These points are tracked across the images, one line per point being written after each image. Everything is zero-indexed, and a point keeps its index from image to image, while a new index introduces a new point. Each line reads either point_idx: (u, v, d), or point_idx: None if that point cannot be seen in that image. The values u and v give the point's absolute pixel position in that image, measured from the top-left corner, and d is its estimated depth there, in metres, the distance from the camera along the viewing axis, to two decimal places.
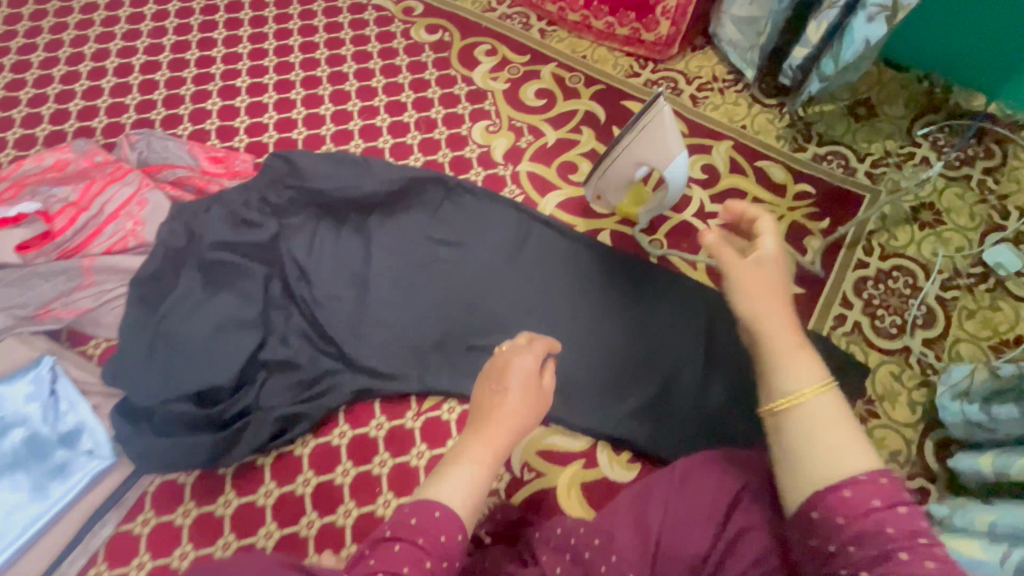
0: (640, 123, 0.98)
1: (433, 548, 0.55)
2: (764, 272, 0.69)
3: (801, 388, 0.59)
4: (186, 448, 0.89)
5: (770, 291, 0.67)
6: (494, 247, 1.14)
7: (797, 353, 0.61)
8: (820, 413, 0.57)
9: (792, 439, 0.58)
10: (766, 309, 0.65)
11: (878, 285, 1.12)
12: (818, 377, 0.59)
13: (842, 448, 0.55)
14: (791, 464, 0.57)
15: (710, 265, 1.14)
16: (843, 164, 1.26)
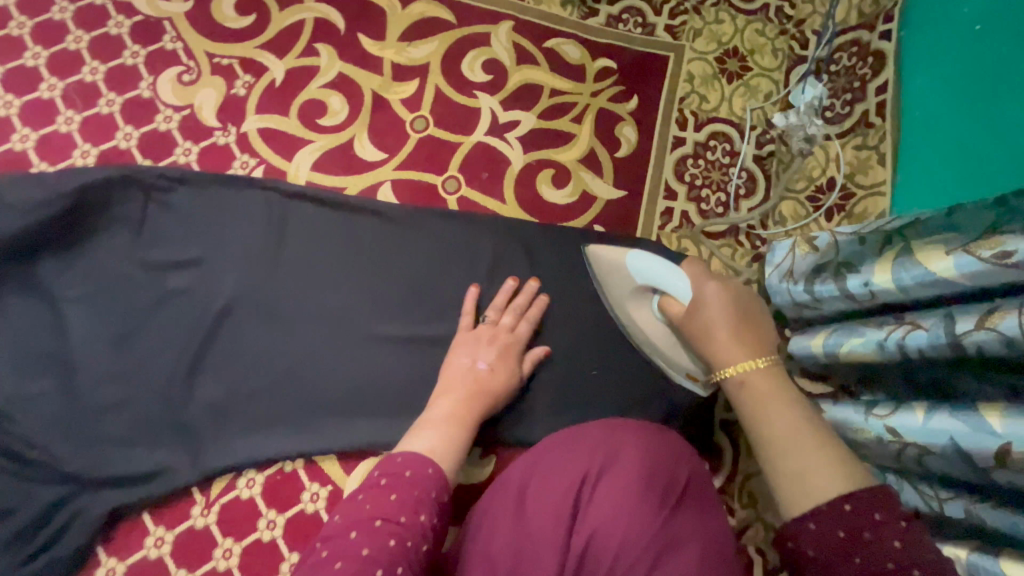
0: (602, 278, 0.83)
1: (397, 479, 0.59)
2: (733, 301, 0.68)
3: (746, 365, 0.64)
4: None
5: (745, 324, 0.67)
6: (242, 254, 0.85)
7: (763, 377, 0.63)
8: (781, 415, 0.59)
9: (759, 424, 0.60)
10: (732, 343, 0.66)
11: (698, 161, 1.01)
12: (761, 351, 0.65)
13: (814, 441, 0.56)
14: (787, 458, 0.56)
15: (520, 193, 0.95)
16: (642, 21, 1.06)
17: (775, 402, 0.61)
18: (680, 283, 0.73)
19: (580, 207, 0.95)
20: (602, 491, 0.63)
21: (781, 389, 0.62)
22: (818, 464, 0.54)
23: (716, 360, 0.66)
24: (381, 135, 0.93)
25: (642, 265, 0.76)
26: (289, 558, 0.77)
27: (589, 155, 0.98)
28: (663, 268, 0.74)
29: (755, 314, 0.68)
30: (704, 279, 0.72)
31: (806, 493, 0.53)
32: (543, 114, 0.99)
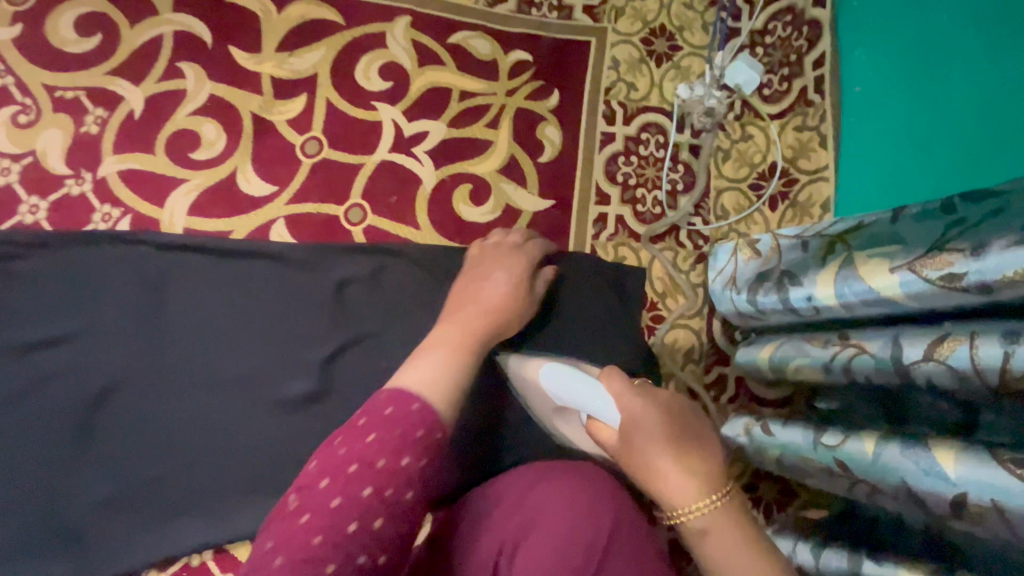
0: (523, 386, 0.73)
1: (421, 415, 0.51)
2: (669, 426, 0.54)
3: (692, 508, 0.50)
4: None
5: (685, 449, 0.53)
6: (112, 323, 0.73)
7: (722, 518, 0.50)
8: (738, 549, 0.48)
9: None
10: (679, 481, 0.51)
11: (630, 158, 0.92)
12: (708, 481, 0.51)
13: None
14: None
15: (434, 215, 0.84)
16: (558, 4, 0.95)
17: (721, 527, 0.49)
18: (605, 404, 0.59)
19: (503, 224, 0.86)
20: (522, 561, 0.50)
21: (724, 516, 0.50)
22: None
23: (666, 502, 0.52)
24: (268, 165, 0.81)
25: (557, 379, 0.65)
26: None
27: (509, 163, 0.88)
28: (580, 380, 0.62)
29: (695, 432, 0.54)
30: (628, 397, 0.56)
31: None
32: (454, 122, 0.88)
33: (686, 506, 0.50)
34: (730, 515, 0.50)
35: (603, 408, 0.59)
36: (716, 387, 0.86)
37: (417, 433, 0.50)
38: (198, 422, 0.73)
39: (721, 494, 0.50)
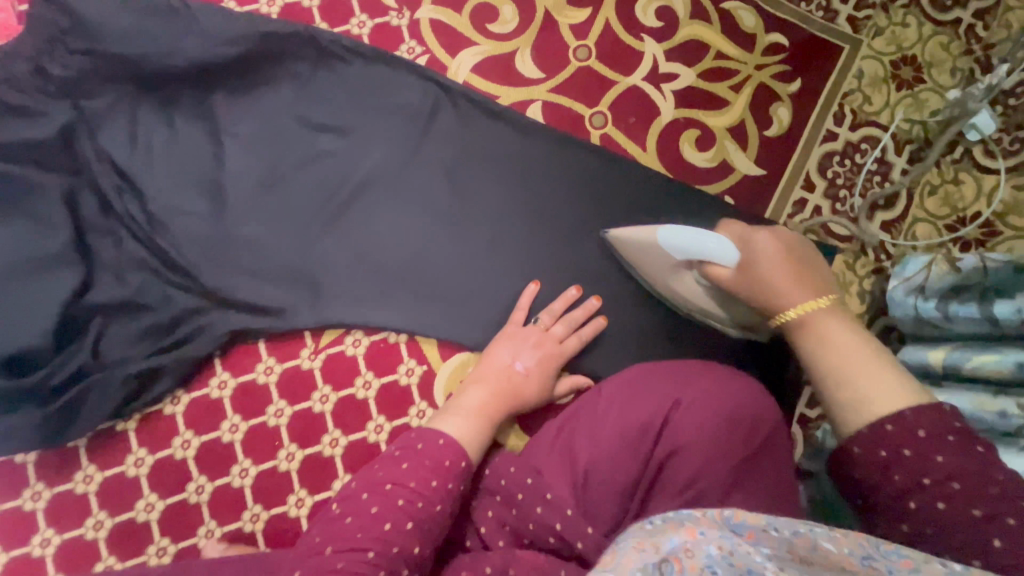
0: (631, 260, 0.86)
1: (412, 455, 0.63)
2: (781, 256, 0.67)
3: (808, 307, 0.60)
4: (10, 428, 0.70)
5: (799, 272, 0.65)
6: (392, 135, 0.88)
7: (825, 318, 0.59)
8: (838, 329, 0.58)
9: (816, 362, 0.57)
10: (795, 287, 0.63)
11: (844, 160, 0.98)
12: (821, 295, 0.61)
13: (867, 365, 0.54)
14: (841, 384, 0.54)
15: (662, 145, 0.94)
16: (825, 5, 1.02)
17: (809, 338, 0.59)
18: (715, 241, 0.73)
19: (716, 174, 0.94)
20: (688, 417, 0.65)
21: (816, 311, 0.60)
22: (880, 391, 0.52)
23: (776, 300, 0.63)
24: (544, 54, 0.94)
25: (675, 236, 0.77)
26: (376, 420, 0.82)
27: (738, 125, 0.96)
28: (698, 231, 0.75)
29: (812, 265, 0.67)
30: (754, 229, 0.71)
31: (861, 410, 0.52)
32: (702, 74, 0.97)
33: (792, 305, 0.62)
34: (840, 329, 0.58)
35: (719, 247, 0.73)
36: None
37: (446, 459, 0.63)
38: (426, 236, 0.86)
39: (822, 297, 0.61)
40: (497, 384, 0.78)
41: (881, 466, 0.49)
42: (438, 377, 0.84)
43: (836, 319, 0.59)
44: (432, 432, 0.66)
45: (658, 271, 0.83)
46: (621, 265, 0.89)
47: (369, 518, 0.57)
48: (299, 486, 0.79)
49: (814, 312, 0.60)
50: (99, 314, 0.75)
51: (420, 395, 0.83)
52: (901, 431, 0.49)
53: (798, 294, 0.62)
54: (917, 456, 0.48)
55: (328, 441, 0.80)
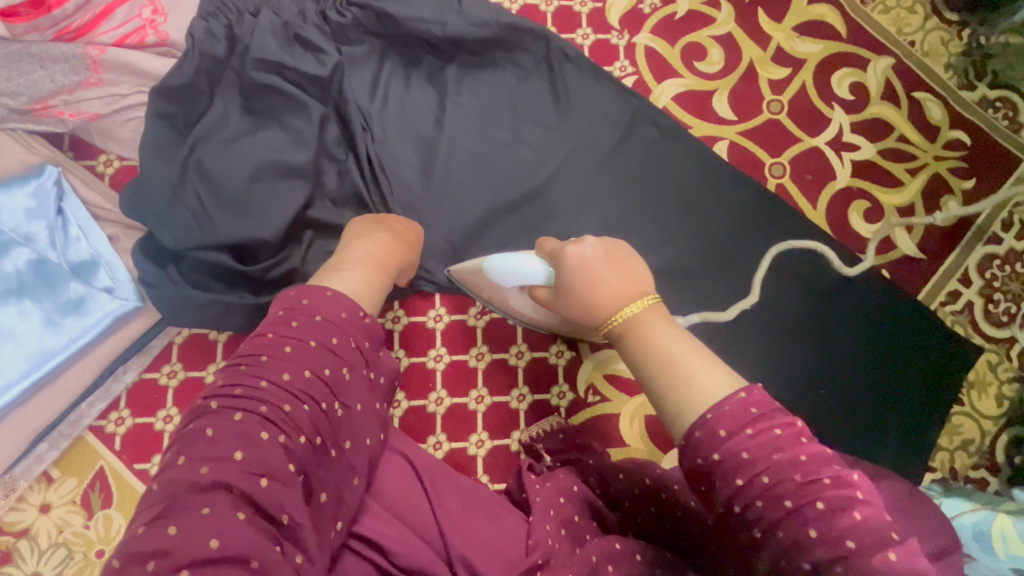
0: (478, 290, 0.83)
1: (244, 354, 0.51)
2: (596, 261, 0.62)
3: (626, 307, 0.56)
4: (223, 307, 0.77)
5: (620, 264, 0.61)
6: (587, 136, 0.95)
7: (644, 320, 0.55)
8: (660, 333, 0.54)
9: (642, 366, 0.53)
10: (610, 288, 0.58)
11: (1005, 266, 0.99)
12: (645, 293, 0.57)
13: (690, 358, 0.50)
14: (672, 381, 0.50)
15: (832, 207, 0.98)
16: (1011, 115, 1.05)
17: (629, 344, 0.55)
18: (528, 260, 0.70)
19: (878, 247, 0.98)
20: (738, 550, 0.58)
21: (631, 319, 0.56)
22: (701, 379, 0.48)
23: (599, 310, 0.58)
24: (740, 99, 1.00)
25: (495, 263, 0.74)
26: (520, 388, 0.87)
27: (908, 207, 1.00)
28: (516, 254, 0.72)
29: (629, 263, 0.62)
30: (563, 242, 0.66)
31: (687, 409, 0.48)
32: (882, 151, 1.01)
33: (612, 314, 0.57)
34: (666, 328, 0.54)
35: (531, 271, 0.69)
36: (974, 484, 0.91)
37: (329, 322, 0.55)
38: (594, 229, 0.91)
39: (645, 298, 0.57)
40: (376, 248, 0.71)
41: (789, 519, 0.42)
42: (583, 365, 0.88)
43: (647, 317, 0.55)
44: (350, 302, 0.57)
45: (501, 293, 0.79)
46: (758, 304, 0.93)
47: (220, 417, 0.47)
48: (440, 430, 0.85)
49: (637, 311, 0.56)
50: (313, 228, 0.84)
51: (563, 377, 0.87)
52: (796, 461, 0.43)
53: (620, 293, 0.58)
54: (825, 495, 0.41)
55: (474, 396, 0.86)
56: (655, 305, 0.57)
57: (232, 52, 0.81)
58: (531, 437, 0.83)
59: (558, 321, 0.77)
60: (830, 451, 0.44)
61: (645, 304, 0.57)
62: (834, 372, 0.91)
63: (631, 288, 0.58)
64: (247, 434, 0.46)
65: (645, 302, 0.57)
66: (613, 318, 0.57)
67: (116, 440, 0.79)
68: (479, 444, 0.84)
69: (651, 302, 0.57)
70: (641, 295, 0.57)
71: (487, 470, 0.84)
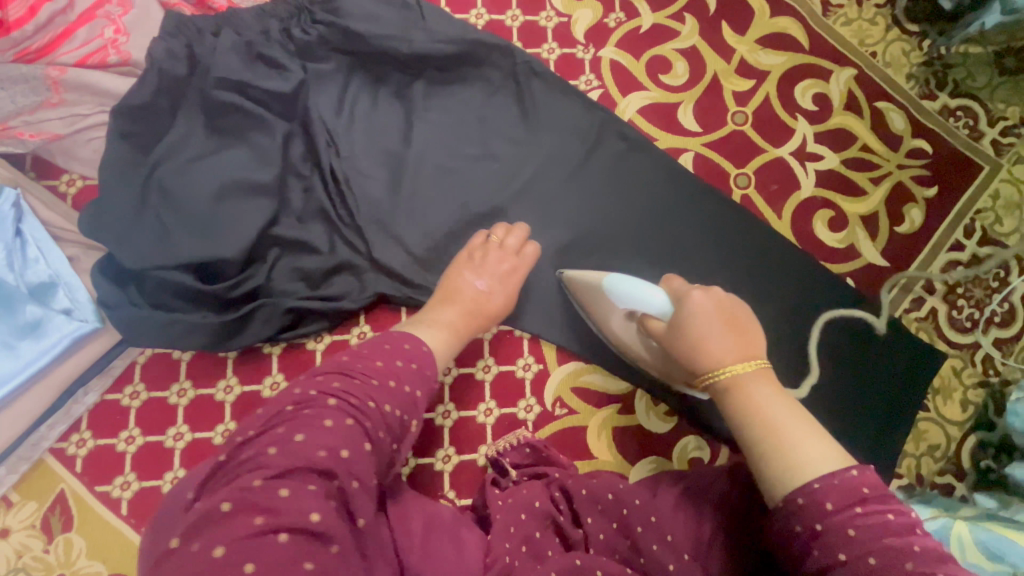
0: (581, 303, 0.86)
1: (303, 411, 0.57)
2: (715, 316, 0.69)
3: (739, 368, 0.66)
4: (185, 328, 0.76)
5: (739, 328, 0.69)
6: (555, 150, 0.96)
7: (770, 389, 0.65)
8: (766, 400, 0.63)
9: (749, 426, 0.63)
10: (733, 353, 0.67)
11: (968, 272, 1.00)
12: (755, 360, 0.66)
13: (795, 428, 0.61)
14: (773, 443, 0.60)
15: (797, 217, 0.99)
16: (971, 124, 1.06)
17: (740, 403, 0.64)
18: (659, 296, 0.74)
19: (843, 256, 0.99)
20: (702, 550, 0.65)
21: (736, 382, 0.65)
22: (814, 454, 0.58)
23: (715, 370, 0.67)
24: (705, 111, 1.02)
25: (618, 285, 0.76)
26: (488, 403, 0.87)
27: (872, 215, 1.01)
28: (642, 281, 0.75)
29: (746, 322, 0.70)
30: (689, 286, 0.73)
31: (786, 465, 0.58)
32: (846, 161, 1.03)
33: (716, 369, 0.67)
34: (766, 395, 0.64)
35: (649, 301, 0.74)
36: (940, 490, 0.92)
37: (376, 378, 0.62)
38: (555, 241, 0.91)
39: (756, 364, 0.66)
40: (464, 308, 0.81)
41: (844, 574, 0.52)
42: (551, 378, 0.88)
43: (763, 381, 0.65)
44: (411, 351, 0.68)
45: (603, 313, 0.82)
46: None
47: (311, 420, 0.55)
48: None
49: (742, 375, 0.65)
50: (278, 244, 0.84)
51: (531, 390, 0.87)
52: (868, 532, 0.52)
53: (734, 354, 0.67)
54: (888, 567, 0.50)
55: (441, 411, 0.86)
56: (764, 371, 0.66)
57: (194, 72, 0.82)
58: (497, 452, 0.83)
59: (621, 346, 0.84)
60: (920, 539, 0.51)
61: (761, 372, 0.66)
62: (786, 374, 0.92)
63: (753, 353, 0.67)
64: (342, 439, 0.54)
65: (755, 366, 0.66)
66: (721, 373, 0.66)
67: (77, 463, 0.78)
68: (446, 459, 0.84)
69: (761, 367, 0.66)
70: (761, 361, 0.66)
71: (454, 485, 0.83)
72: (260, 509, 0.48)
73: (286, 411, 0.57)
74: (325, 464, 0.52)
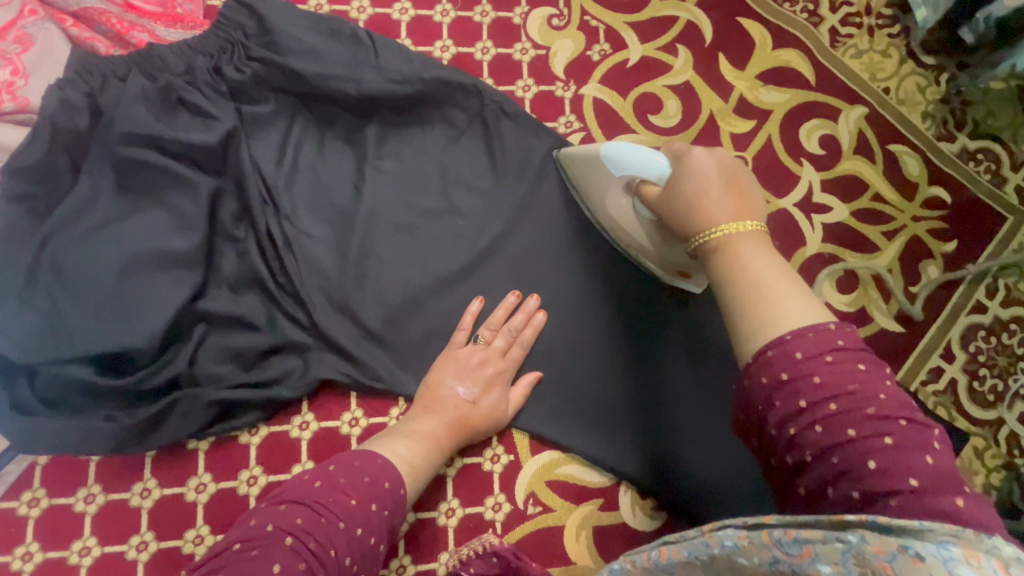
0: (578, 178, 0.80)
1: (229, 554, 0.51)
2: (713, 175, 0.56)
3: (731, 224, 0.52)
4: (84, 432, 0.65)
5: (739, 190, 0.55)
6: (528, 202, 0.84)
7: (761, 247, 0.51)
8: (755, 258, 0.50)
9: (723, 282, 0.51)
10: (725, 208, 0.53)
11: (990, 338, 0.90)
12: (751, 221, 0.52)
13: (781, 286, 0.48)
14: (755, 298, 0.48)
15: (801, 277, 0.89)
16: (993, 169, 0.96)
17: (723, 257, 0.51)
18: (657, 157, 0.64)
19: (852, 321, 0.88)
20: None
21: (724, 238, 0.52)
22: (793, 315, 0.46)
23: (698, 224, 0.54)
24: None
25: (615, 151, 0.69)
26: (450, 501, 0.76)
27: (885, 274, 0.91)
28: (636, 146, 0.67)
29: (749, 185, 0.56)
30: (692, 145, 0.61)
31: (759, 320, 0.47)
32: (856, 212, 0.92)
33: (708, 228, 0.53)
34: (755, 250, 0.51)
35: (648, 160, 0.65)
36: None
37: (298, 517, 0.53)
38: (529, 310, 0.79)
39: (755, 223, 0.52)
40: (450, 421, 0.72)
41: (807, 423, 0.43)
42: (522, 472, 0.77)
43: (758, 237, 0.52)
44: (372, 467, 0.61)
45: (600, 192, 0.76)
46: (712, 398, 0.77)
47: (256, 564, 0.48)
48: None
49: (732, 230, 0.52)
50: (203, 321, 0.72)
51: (500, 486, 0.77)
52: (834, 377, 0.43)
53: (732, 209, 0.53)
54: (849, 412, 0.42)
55: None
56: (761, 233, 0.52)
57: (101, 124, 0.70)
58: (460, 562, 0.71)
59: (619, 223, 0.77)
60: (887, 387, 0.43)
61: (755, 231, 0.52)
62: None
63: (754, 212, 0.53)
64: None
65: (750, 224, 0.52)
66: (709, 231, 0.53)
67: None
68: (400, 570, 0.73)
69: (757, 225, 0.52)
70: (761, 220, 0.52)
71: None
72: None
73: (234, 548, 0.51)
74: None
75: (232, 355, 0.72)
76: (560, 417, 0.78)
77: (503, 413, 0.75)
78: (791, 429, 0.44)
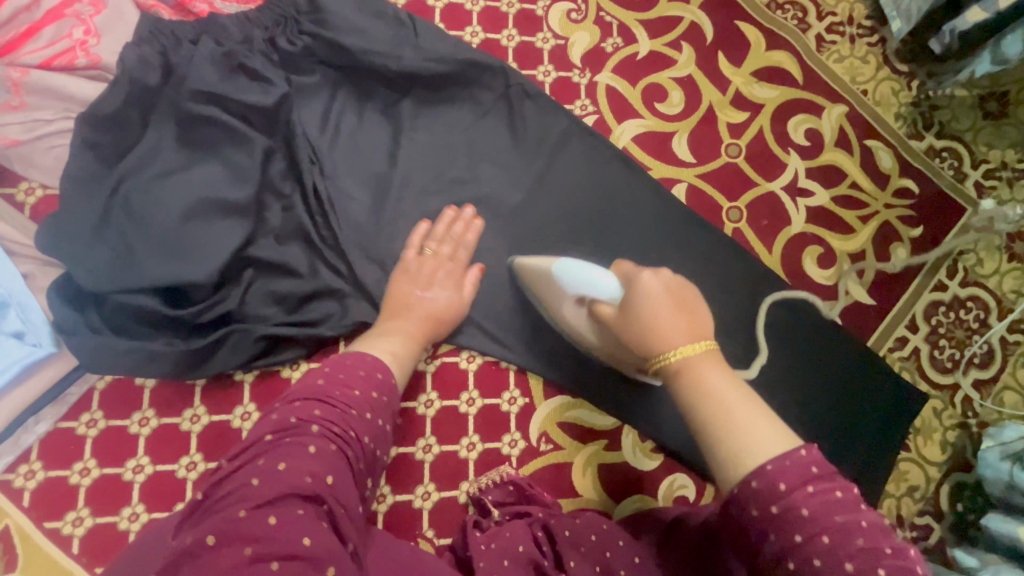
0: (532, 288, 0.83)
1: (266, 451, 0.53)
2: (662, 303, 0.63)
3: (687, 347, 0.59)
4: (147, 356, 0.71)
5: (687, 308, 0.63)
6: (546, 175, 0.93)
7: (717, 365, 0.59)
8: (716, 382, 0.57)
9: (692, 407, 0.57)
10: (679, 330, 0.61)
11: (949, 313, 1.01)
12: (707, 339, 0.60)
13: (742, 411, 0.55)
14: (721, 424, 0.55)
15: (787, 252, 0.99)
16: (955, 166, 1.08)
17: (684, 391, 0.58)
18: (606, 281, 0.70)
19: (831, 293, 0.99)
20: None
21: (683, 363, 0.59)
22: (756, 438, 0.53)
23: (659, 346, 0.61)
24: (699, 143, 1.01)
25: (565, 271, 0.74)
26: (471, 437, 0.83)
27: (860, 253, 1.02)
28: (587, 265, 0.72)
29: (695, 304, 0.64)
30: (639, 270, 0.68)
31: (731, 451, 0.53)
32: (836, 198, 1.03)
33: (667, 351, 0.60)
34: (714, 382, 0.57)
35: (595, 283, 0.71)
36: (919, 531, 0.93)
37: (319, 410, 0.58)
38: None
39: (706, 347, 0.60)
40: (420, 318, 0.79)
41: (807, 556, 0.47)
42: (536, 413, 0.85)
43: (711, 363, 0.59)
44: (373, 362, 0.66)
45: (553, 302, 0.80)
46: None
47: (293, 447, 0.53)
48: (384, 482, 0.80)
49: (691, 364, 0.59)
50: (253, 265, 0.80)
51: (516, 425, 0.85)
52: (816, 498, 0.48)
53: (686, 333, 0.60)
54: (817, 515, 0.48)
55: (421, 445, 0.82)
56: (715, 355, 0.60)
57: (169, 82, 0.77)
58: (479, 489, 0.80)
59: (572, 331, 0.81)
60: (866, 507, 0.48)
61: (709, 355, 0.59)
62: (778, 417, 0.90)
63: (705, 333, 0.61)
64: (331, 462, 0.53)
65: (707, 347, 0.60)
66: (665, 371, 0.60)
67: (25, 497, 0.72)
68: (425, 496, 0.81)
69: (712, 347, 0.60)
70: (711, 344, 0.60)
71: (434, 524, 0.80)
72: (252, 537, 0.45)
73: (265, 440, 0.55)
74: (313, 489, 0.50)
75: (278, 296, 0.80)
76: (571, 366, 0.86)
77: (457, 308, 0.82)
78: (790, 561, 0.48)
